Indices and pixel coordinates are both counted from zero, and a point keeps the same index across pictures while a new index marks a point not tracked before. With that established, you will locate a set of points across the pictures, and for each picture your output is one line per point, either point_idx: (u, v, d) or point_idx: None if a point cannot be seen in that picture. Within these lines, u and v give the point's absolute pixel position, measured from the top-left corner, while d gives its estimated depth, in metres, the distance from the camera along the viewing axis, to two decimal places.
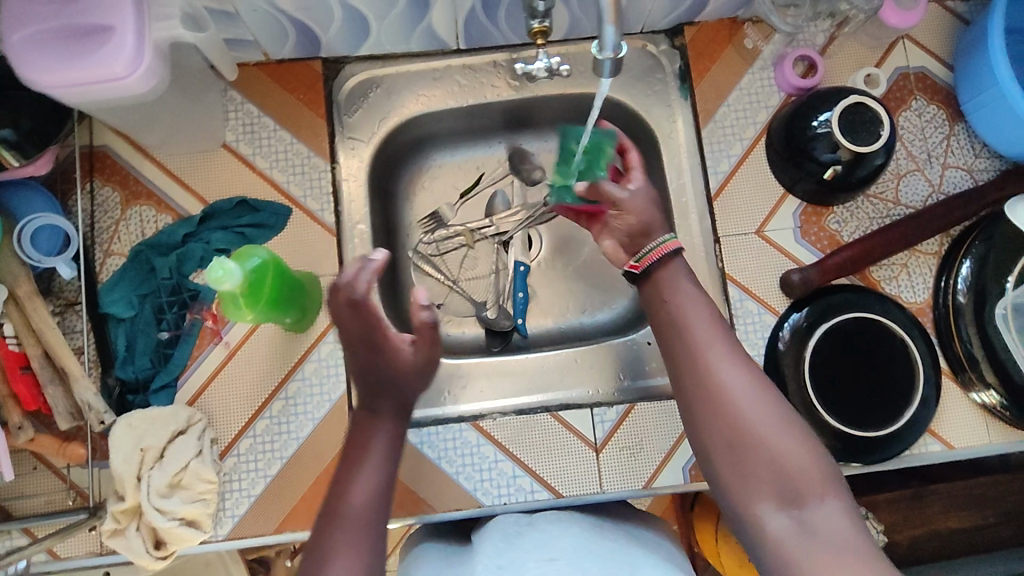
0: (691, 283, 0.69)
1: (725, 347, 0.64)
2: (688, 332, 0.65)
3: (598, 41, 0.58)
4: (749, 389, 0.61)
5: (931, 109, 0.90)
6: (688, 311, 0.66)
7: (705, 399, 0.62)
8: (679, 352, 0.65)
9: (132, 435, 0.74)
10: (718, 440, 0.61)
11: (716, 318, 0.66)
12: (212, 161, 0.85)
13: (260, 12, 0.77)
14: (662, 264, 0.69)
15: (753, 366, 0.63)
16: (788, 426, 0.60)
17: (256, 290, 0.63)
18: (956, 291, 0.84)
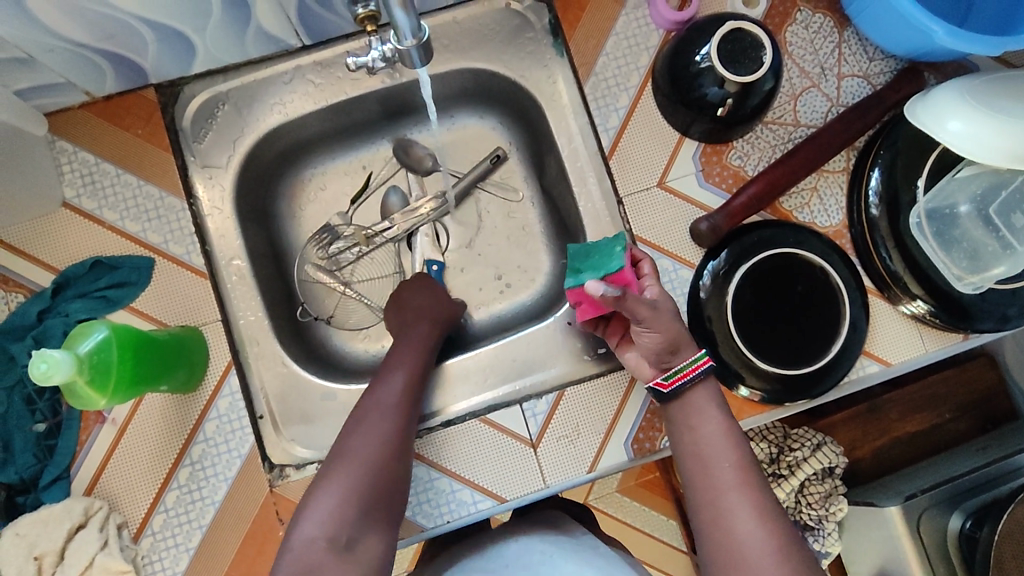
0: (716, 416, 0.68)
1: (746, 499, 0.63)
2: (713, 475, 0.65)
3: (397, 29, 0.56)
4: (765, 548, 0.60)
5: (817, 18, 0.84)
6: (712, 454, 0.66)
7: (722, 557, 0.61)
8: (705, 496, 0.65)
9: (23, 545, 0.68)
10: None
11: (744, 464, 0.65)
12: (54, 224, 0.77)
13: (59, 51, 0.68)
14: (693, 384, 0.69)
15: (774, 522, 0.61)
16: (786, 561, 0.59)
17: (103, 370, 0.58)
18: (869, 205, 0.80)
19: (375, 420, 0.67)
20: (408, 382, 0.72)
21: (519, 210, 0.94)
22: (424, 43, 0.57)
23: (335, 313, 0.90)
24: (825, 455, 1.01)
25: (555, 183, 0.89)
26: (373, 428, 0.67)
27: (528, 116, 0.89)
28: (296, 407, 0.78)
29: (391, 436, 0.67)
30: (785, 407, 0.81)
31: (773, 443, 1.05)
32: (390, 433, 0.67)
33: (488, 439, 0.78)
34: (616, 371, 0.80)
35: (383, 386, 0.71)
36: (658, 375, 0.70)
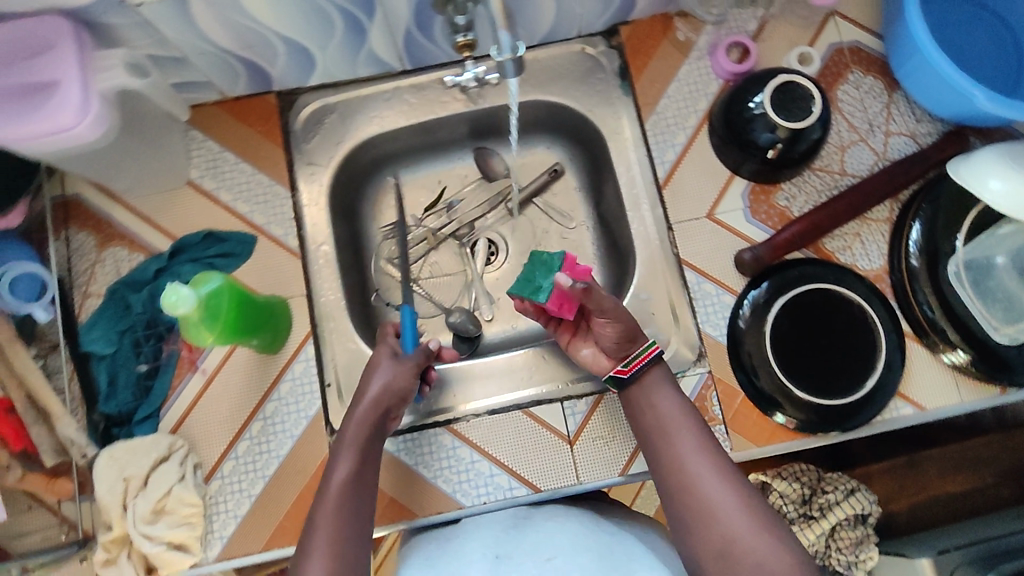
0: (669, 387, 0.75)
1: (707, 456, 0.69)
2: (672, 438, 0.71)
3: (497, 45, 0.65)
4: (731, 496, 0.66)
5: (868, 80, 0.92)
6: (670, 418, 0.73)
7: (692, 511, 0.67)
8: (666, 460, 0.71)
9: (114, 466, 0.77)
10: (708, 553, 0.65)
11: (699, 426, 0.72)
12: (177, 199, 0.89)
13: (208, 55, 0.81)
14: (648, 368, 0.76)
15: (735, 472, 0.68)
16: (743, 504, 0.65)
17: (212, 315, 0.66)
18: (909, 255, 0.85)
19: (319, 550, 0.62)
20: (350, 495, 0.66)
21: (575, 231, 1.03)
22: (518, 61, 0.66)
23: (402, 303, 1.00)
24: (858, 501, 1.01)
25: (612, 209, 0.97)
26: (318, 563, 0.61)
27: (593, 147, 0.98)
28: (358, 381, 0.86)
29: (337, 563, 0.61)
30: (817, 437, 0.84)
31: (807, 485, 1.04)
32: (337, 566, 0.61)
33: (528, 431, 0.84)
34: None
35: (322, 502, 0.65)
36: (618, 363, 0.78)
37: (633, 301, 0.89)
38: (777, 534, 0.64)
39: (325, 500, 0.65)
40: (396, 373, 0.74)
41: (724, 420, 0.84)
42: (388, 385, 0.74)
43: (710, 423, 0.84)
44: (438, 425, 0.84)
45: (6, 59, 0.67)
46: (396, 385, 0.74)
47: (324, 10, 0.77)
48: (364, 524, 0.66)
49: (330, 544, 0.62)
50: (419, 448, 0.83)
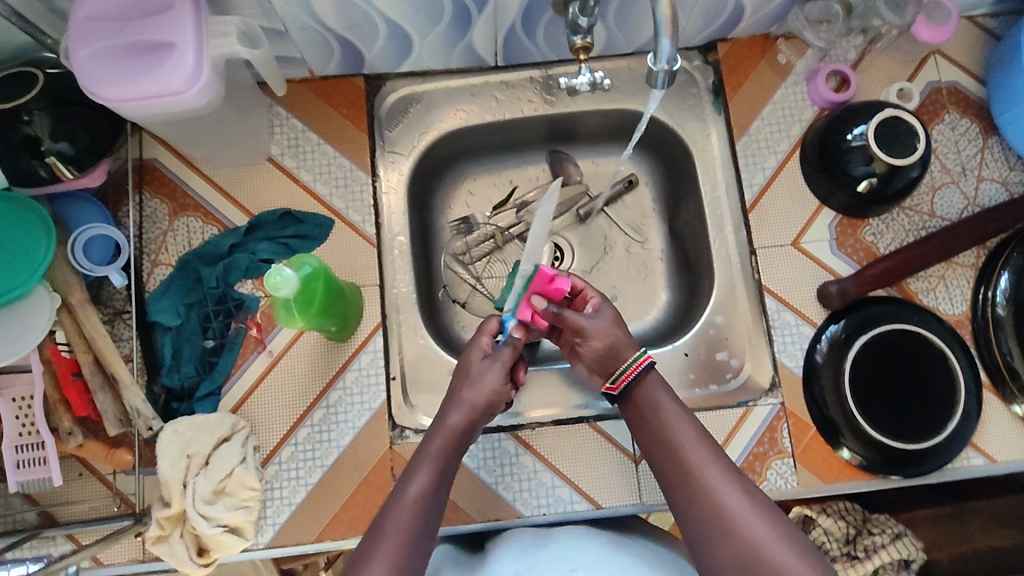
0: (670, 399, 0.74)
1: (715, 464, 0.68)
2: (677, 448, 0.70)
3: (653, 52, 0.61)
4: (742, 504, 0.65)
5: (964, 122, 0.90)
6: (674, 429, 0.71)
7: (702, 521, 0.66)
8: (673, 469, 0.70)
9: (178, 442, 0.75)
10: (726, 560, 0.64)
11: (704, 436, 0.71)
12: (255, 174, 0.87)
13: (309, 30, 0.79)
14: (637, 383, 0.75)
15: (744, 482, 0.67)
16: (760, 508, 0.65)
17: (307, 299, 0.66)
18: (995, 303, 0.83)
19: (385, 546, 0.64)
20: (424, 499, 0.68)
21: (646, 245, 1.00)
22: (672, 73, 0.63)
23: (466, 300, 0.97)
24: (904, 547, 0.99)
25: (689, 227, 0.96)
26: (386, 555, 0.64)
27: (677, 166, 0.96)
28: (425, 378, 0.85)
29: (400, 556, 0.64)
30: (883, 479, 0.83)
31: (851, 525, 1.01)
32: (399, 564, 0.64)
33: (594, 445, 0.82)
34: (726, 407, 0.84)
35: (394, 509, 0.67)
36: (608, 379, 0.77)
37: (709, 325, 0.89)
38: (791, 540, 0.63)
39: (399, 505, 0.67)
40: (501, 380, 0.75)
41: (794, 453, 0.82)
42: (489, 391, 0.74)
43: (778, 455, 0.82)
44: (503, 430, 0.83)
45: (122, 16, 0.66)
46: (498, 396, 0.75)
47: None
48: (431, 526, 0.68)
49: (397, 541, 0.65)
50: (483, 451, 0.82)
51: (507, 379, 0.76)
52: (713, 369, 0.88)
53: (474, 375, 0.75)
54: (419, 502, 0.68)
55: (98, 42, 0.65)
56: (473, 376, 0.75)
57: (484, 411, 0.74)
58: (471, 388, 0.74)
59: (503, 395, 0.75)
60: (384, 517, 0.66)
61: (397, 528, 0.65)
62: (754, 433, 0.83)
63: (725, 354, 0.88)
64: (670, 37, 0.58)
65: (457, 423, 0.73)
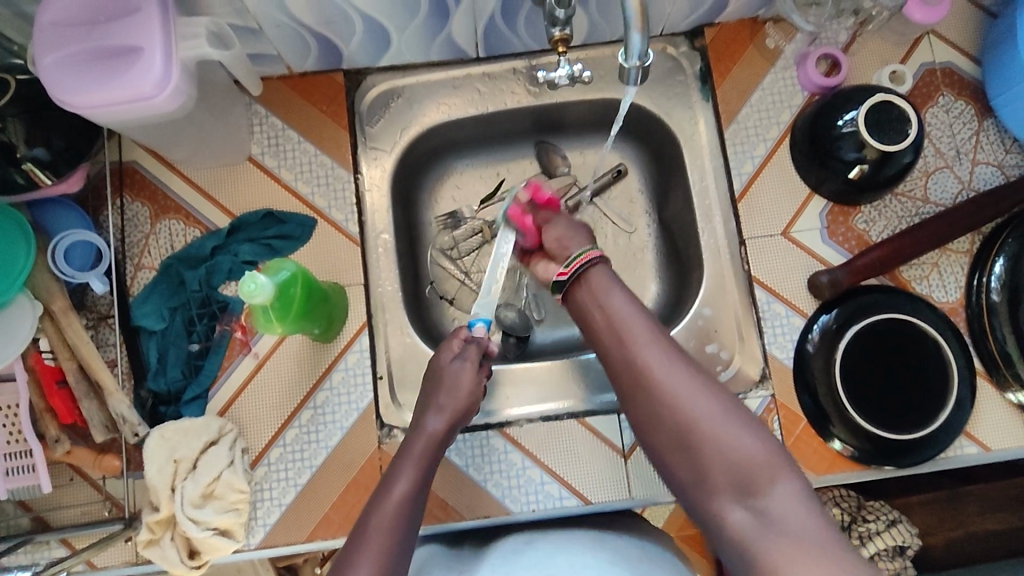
0: (621, 289, 0.71)
1: (664, 352, 0.67)
2: (625, 335, 0.68)
3: (625, 48, 0.59)
4: (692, 391, 0.65)
5: (959, 104, 0.88)
6: (622, 318, 0.69)
7: (652, 403, 0.66)
8: (621, 356, 0.69)
9: (165, 447, 0.75)
10: (670, 437, 0.65)
11: (651, 323, 0.69)
12: (236, 174, 0.86)
13: (284, 27, 0.78)
14: (588, 268, 0.72)
15: (695, 367, 0.66)
16: (709, 391, 0.65)
17: (285, 304, 0.66)
18: (990, 289, 0.81)
19: (365, 562, 0.61)
20: (400, 512, 0.66)
21: (634, 236, 0.99)
22: (644, 70, 0.61)
23: (455, 297, 0.97)
24: (899, 533, 0.95)
25: (678, 218, 0.94)
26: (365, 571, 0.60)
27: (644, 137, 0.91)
28: (411, 376, 0.84)
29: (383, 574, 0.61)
30: (876, 470, 0.81)
31: (847, 512, 0.97)
32: (388, 555, 0.62)
33: (583, 441, 0.82)
34: None
35: (371, 524, 0.64)
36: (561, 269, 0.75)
37: (697, 317, 0.88)
38: (740, 421, 0.63)
39: (376, 518, 0.64)
40: (475, 378, 0.75)
41: (784, 445, 0.82)
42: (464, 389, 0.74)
43: None
44: (491, 428, 0.82)
45: (87, 20, 0.65)
46: (474, 391, 0.75)
47: None
48: (411, 539, 0.65)
49: (377, 559, 0.61)
50: (471, 449, 0.81)
51: (481, 375, 0.76)
52: (703, 361, 0.87)
53: (446, 380, 0.75)
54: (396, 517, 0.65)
55: (63, 49, 0.64)
56: (447, 383, 0.74)
57: (462, 414, 0.74)
58: (446, 393, 0.74)
59: (478, 395, 0.75)
60: (361, 532, 0.63)
61: (376, 543, 0.62)
62: None
63: (714, 346, 0.87)
64: (639, 32, 0.56)
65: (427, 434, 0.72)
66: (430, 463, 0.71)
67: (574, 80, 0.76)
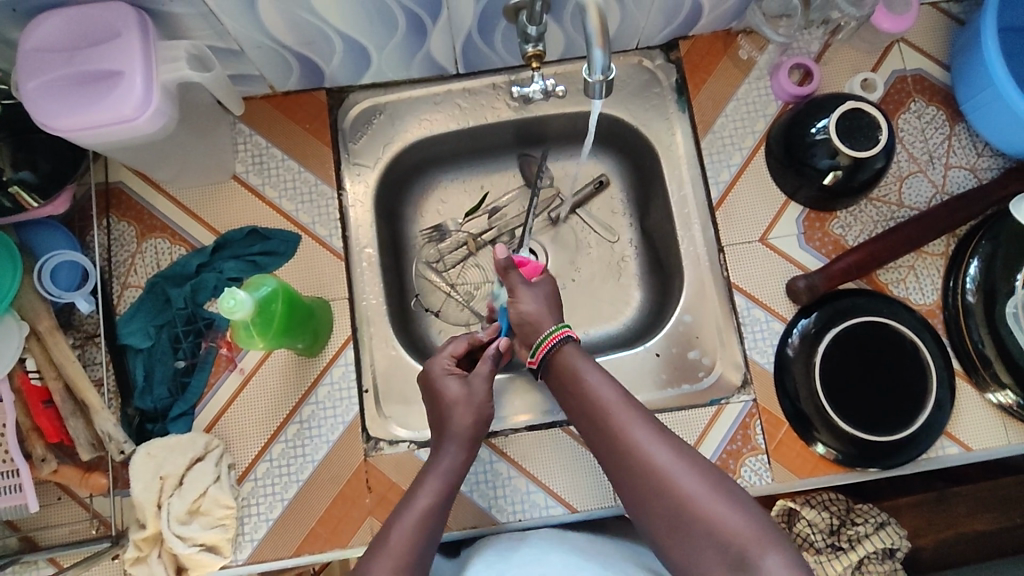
0: (594, 367, 0.74)
1: (645, 427, 0.69)
2: (601, 412, 0.71)
3: (588, 64, 0.60)
4: (674, 465, 0.66)
5: (930, 110, 0.90)
6: (598, 395, 0.71)
7: (637, 480, 0.67)
8: (604, 436, 0.70)
9: (151, 464, 0.76)
10: (659, 516, 0.65)
11: (627, 398, 0.71)
12: (221, 193, 0.88)
13: (264, 48, 0.79)
14: (556, 352, 0.75)
15: (676, 441, 0.68)
16: (690, 465, 0.66)
17: (266, 320, 0.67)
18: (965, 291, 0.83)
19: (385, 562, 0.65)
20: (427, 522, 0.69)
21: (617, 245, 1.00)
22: (607, 84, 0.60)
23: (441, 309, 0.97)
24: (887, 536, 0.95)
25: (658, 226, 0.95)
26: (383, 571, 0.65)
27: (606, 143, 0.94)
28: (396, 389, 0.85)
29: (401, 574, 0.65)
30: (859, 472, 0.82)
31: (836, 515, 0.96)
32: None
33: (568, 450, 0.82)
34: (699, 407, 0.84)
35: (397, 526, 0.68)
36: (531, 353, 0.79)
37: (678, 324, 0.89)
38: (726, 496, 0.64)
39: (404, 521, 0.68)
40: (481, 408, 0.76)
41: (767, 449, 0.82)
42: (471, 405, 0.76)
43: (752, 452, 0.82)
44: None
45: (69, 45, 0.67)
46: (483, 409, 0.76)
47: (388, 8, 0.75)
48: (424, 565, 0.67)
49: (398, 562, 0.65)
50: None
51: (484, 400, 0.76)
52: (686, 368, 0.88)
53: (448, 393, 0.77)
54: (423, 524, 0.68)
55: (45, 75, 0.66)
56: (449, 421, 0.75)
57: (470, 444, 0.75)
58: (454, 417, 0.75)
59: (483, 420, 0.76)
60: (387, 533, 0.68)
61: (399, 548, 0.66)
62: (727, 431, 0.83)
63: (697, 353, 0.88)
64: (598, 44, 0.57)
65: (463, 440, 0.74)
66: (467, 468, 0.74)
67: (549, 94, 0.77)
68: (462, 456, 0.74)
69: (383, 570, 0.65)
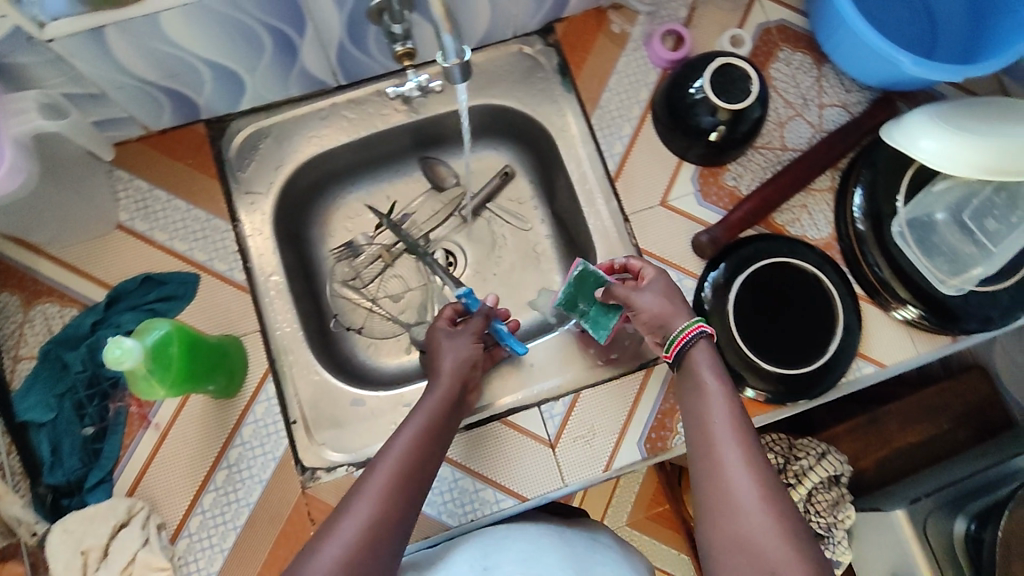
0: (721, 377, 0.68)
1: (741, 450, 0.62)
2: (708, 422, 0.65)
3: (440, 49, 0.60)
4: (751, 493, 0.60)
5: (797, 56, 0.94)
6: (712, 406, 0.66)
7: (713, 500, 0.61)
8: (700, 447, 0.65)
9: (70, 540, 0.71)
10: (723, 542, 0.59)
11: (739, 414, 0.65)
12: (107, 244, 0.83)
13: (126, 88, 0.76)
14: (692, 347, 0.70)
15: (768, 472, 0.61)
16: (769, 493, 0.60)
17: (164, 365, 0.65)
18: (854, 220, 0.86)
19: (365, 505, 0.62)
20: (412, 459, 0.66)
21: (530, 232, 1.01)
22: (465, 68, 0.62)
23: (365, 326, 0.96)
24: (831, 463, 0.98)
25: (566, 207, 0.96)
26: (361, 512, 0.61)
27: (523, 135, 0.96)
28: (326, 414, 0.83)
29: (378, 520, 0.61)
30: (790, 408, 0.84)
31: (778, 454, 1.01)
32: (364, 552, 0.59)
33: (509, 441, 0.81)
34: (629, 373, 0.84)
35: (380, 465, 0.65)
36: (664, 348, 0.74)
37: None
38: (795, 543, 0.57)
39: (382, 464, 0.65)
40: (473, 345, 0.80)
41: None
42: (462, 358, 0.78)
43: None
44: None
45: None
46: (465, 356, 0.78)
47: (250, 29, 0.73)
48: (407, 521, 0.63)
49: (380, 505, 0.62)
50: None
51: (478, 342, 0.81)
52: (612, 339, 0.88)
53: (438, 352, 0.79)
54: (405, 472, 0.65)
55: None
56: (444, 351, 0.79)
57: (465, 374, 0.78)
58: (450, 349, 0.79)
59: (475, 361, 0.79)
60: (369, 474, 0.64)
61: (381, 487, 0.63)
62: (659, 392, 0.83)
63: None
64: (447, 34, 0.57)
65: (439, 398, 0.73)
66: (446, 426, 0.71)
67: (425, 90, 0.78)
68: (445, 398, 0.74)
69: (362, 514, 0.61)
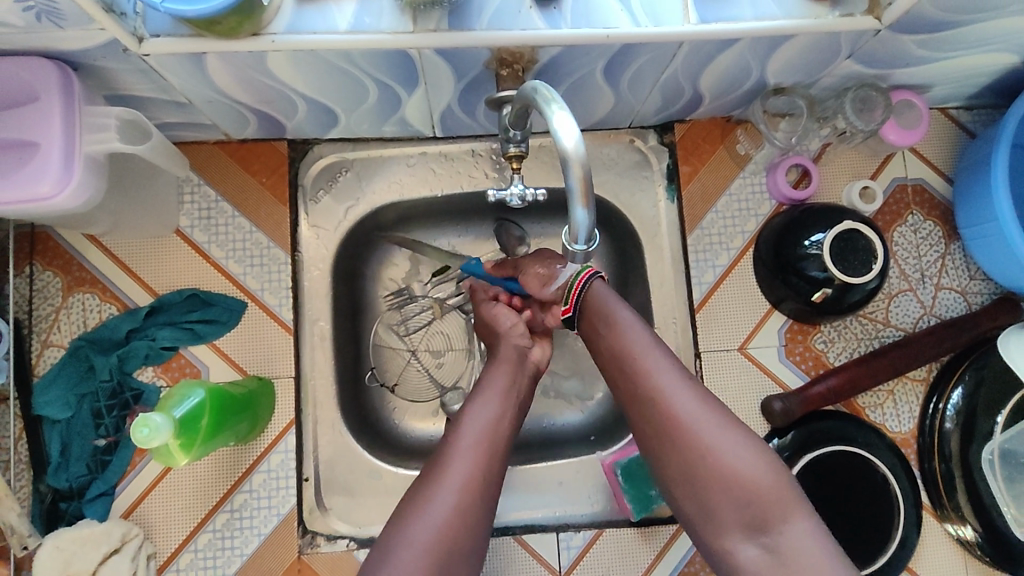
0: (627, 307, 0.66)
1: (672, 374, 0.62)
2: (628, 354, 0.64)
3: (569, 228, 0.51)
4: (696, 414, 0.60)
5: (927, 225, 0.85)
6: (630, 341, 0.64)
7: (659, 431, 0.61)
8: (629, 383, 0.64)
9: (59, 558, 0.68)
10: (678, 466, 0.60)
11: (655, 341, 0.64)
12: (161, 248, 0.80)
13: (216, 103, 0.70)
14: (588, 290, 0.67)
15: (704, 392, 0.61)
16: (713, 413, 0.60)
17: (190, 434, 0.62)
18: (944, 416, 0.79)
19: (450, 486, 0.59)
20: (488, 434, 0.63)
21: None
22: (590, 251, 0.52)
23: (398, 382, 0.88)
24: None
25: None
26: (449, 500, 0.58)
27: (607, 221, 0.88)
28: (341, 478, 0.79)
29: (464, 512, 0.58)
30: None
31: None
32: (457, 530, 0.58)
33: (517, 560, 0.78)
34: (661, 524, 0.80)
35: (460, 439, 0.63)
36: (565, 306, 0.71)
37: None
38: (757, 454, 0.58)
39: (462, 447, 0.62)
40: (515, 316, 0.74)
41: None
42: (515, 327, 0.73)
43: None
44: None
45: None
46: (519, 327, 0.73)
47: (359, 79, 0.67)
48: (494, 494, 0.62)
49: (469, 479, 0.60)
50: None
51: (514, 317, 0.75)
52: None
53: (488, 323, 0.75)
54: (482, 450, 0.62)
55: None
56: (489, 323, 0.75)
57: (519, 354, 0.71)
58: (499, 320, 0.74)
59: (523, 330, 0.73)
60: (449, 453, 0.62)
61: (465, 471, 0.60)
62: (685, 553, 0.79)
63: None
64: (583, 209, 0.49)
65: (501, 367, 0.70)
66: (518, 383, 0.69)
67: (529, 201, 0.64)
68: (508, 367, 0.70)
69: (446, 502, 0.58)
